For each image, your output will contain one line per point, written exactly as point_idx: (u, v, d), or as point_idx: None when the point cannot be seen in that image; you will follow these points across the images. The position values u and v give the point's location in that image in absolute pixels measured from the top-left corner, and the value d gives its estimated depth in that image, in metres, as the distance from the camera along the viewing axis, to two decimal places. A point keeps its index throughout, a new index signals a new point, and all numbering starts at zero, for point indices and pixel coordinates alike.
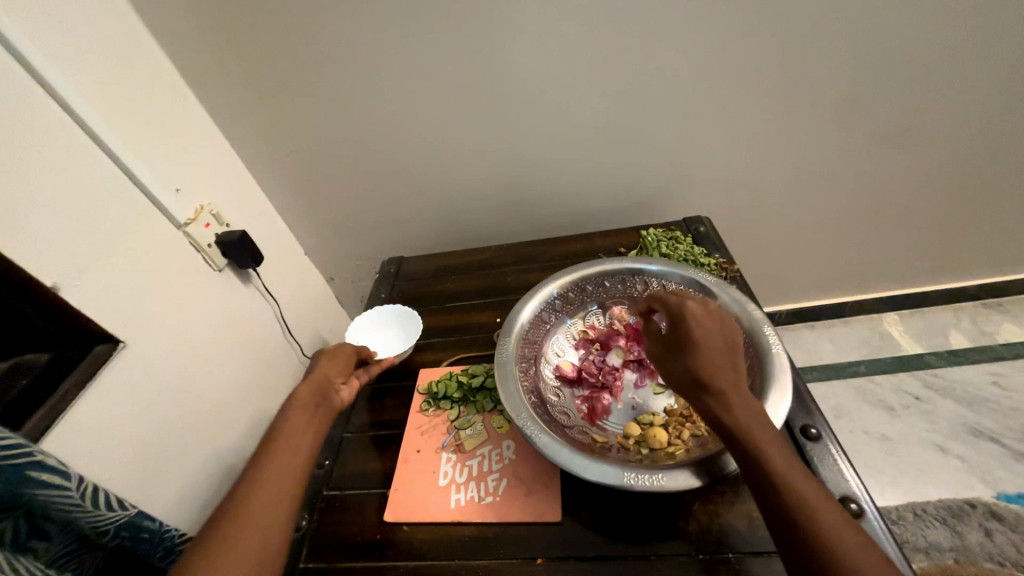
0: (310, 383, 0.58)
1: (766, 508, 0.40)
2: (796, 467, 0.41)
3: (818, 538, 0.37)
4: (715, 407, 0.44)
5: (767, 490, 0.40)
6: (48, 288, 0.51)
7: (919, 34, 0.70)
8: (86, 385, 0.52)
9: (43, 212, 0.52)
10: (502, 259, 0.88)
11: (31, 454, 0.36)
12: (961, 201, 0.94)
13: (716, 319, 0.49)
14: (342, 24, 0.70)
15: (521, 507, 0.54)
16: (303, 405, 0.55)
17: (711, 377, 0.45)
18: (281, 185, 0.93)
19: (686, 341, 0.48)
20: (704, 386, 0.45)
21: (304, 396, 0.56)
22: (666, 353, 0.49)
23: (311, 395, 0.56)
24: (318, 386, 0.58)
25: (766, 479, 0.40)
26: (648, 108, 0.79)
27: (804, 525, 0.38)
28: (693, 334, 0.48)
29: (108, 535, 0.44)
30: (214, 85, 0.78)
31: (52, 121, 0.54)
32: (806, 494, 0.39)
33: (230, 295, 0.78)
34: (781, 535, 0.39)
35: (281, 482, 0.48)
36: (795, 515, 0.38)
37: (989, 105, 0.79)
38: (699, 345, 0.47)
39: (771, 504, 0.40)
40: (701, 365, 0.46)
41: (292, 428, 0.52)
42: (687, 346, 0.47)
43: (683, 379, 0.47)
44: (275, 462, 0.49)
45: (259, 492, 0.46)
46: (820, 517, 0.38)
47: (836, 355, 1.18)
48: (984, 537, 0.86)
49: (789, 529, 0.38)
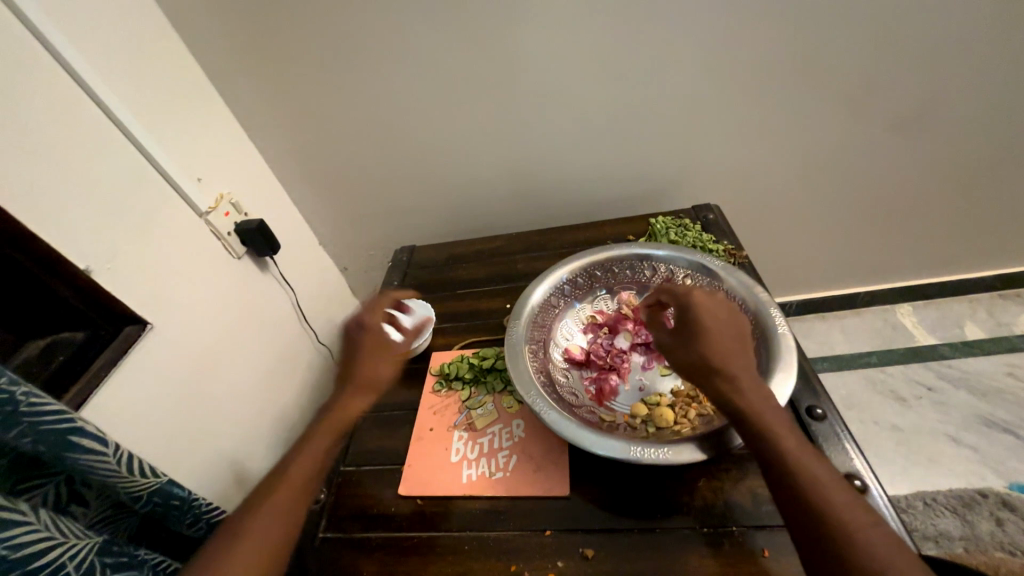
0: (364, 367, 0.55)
1: (774, 482, 0.41)
2: (802, 444, 0.42)
3: (824, 509, 0.38)
4: (725, 389, 0.46)
5: (774, 465, 0.42)
6: (81, 271, 0.54)
7: (933, 18, 0.70)
8: (117, 364, 0.55)
9: (74, 198, 0.54)
10: (513, 248, 0.89)
11: (73, 420, 0.38)
12: (977, 189, 0.93)
13: (725, 307, 0.51)
14: (355, 15, 0.72)
15: (531, 482, 0.56)
16: (351, 395, 0.53)
17: (721, 359, 0.47)
18: (297, 176, 0.96)
19: (699, 326, 0.49)
20: (714, 368, 0.46)
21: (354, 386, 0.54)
22: (675, 338, 0.50)
23: (362, 385, 0.54)
24: (372, 371, 0.55)
25: (773, 454, 0.42)
26: (658, 96, 0.79)
27: (811, 497, 0.39)
28: (705, 320, 0.49)
29: (141, 501, 0.45)
30: (232, 77, 0.81)
31: (79, 109, 0.57)
32: (812, 469, 0.41)
33: (248, 281, 0.80)
34: (787, 508, 0.40)
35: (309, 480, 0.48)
36: (802, 488, 0.40)
37: (1007, 90, 0.77)
38: (711, 330, 0.48)
39: (778, 479, 0.41)
40: (712, 348, 0.47)
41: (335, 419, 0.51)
42: (699, 331, 0.48)
43: (693, 362, 0.48)
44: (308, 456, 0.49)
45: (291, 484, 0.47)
46: (827, 489, 0.39)
47: (847, 346, 1.18)
48: (995, 526, 0.84)
49: (796, 501, 0.40)
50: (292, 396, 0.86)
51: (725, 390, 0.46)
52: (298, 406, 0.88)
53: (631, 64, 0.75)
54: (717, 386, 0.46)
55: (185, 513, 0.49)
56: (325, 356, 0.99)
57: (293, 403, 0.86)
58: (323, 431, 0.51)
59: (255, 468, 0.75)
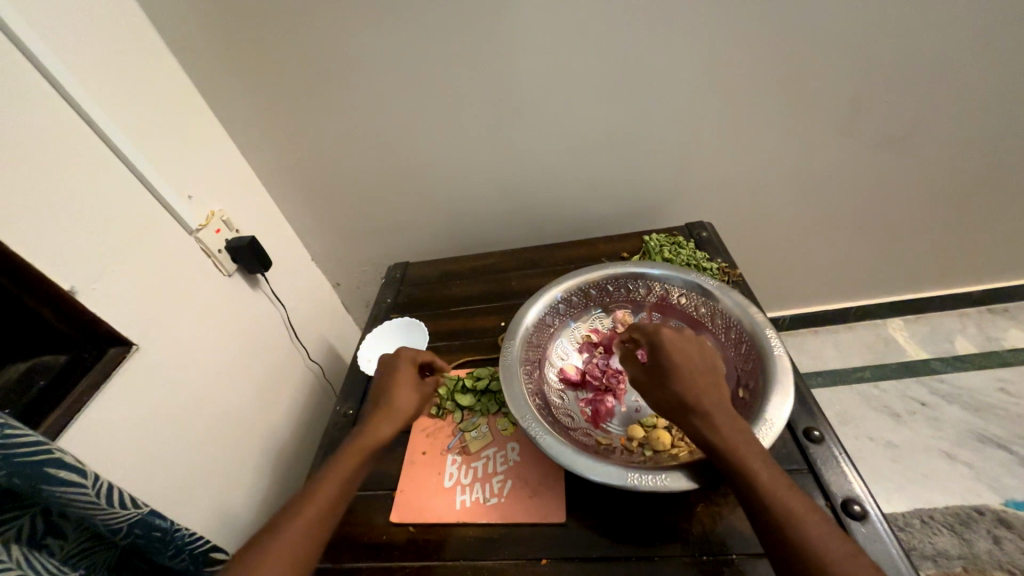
0: (405, 399, 0.57)
1: (761, 525, 0.40)
2: (783, 480, 0.41)
3: (808, 548, 0.38)
4: (702, 427, 0.45)
5: (756, 504, 0.41)
6: (66, 291, 0.52)
7: (914, 43, 0.72)
8: (99, 387, 0.53)
9: (63, 219, 0.54)
10: (507, 265, 0.89)
11: (50, 451, 0.37)
12: (963, 206, 0.94)
13: (695, 341, 0.50)
14: (351, 36, 0.73)
15: (526, 508, 0.55)
16: (391, 426, 0.55)
17: (696, 396, 0.46)
18: (289, 192, 0.95)
19: (669, 365, 0.48)
20: (689, 407, 0.46)
21: (393, 417, 0.55)
22: (650, 377, 0.50)
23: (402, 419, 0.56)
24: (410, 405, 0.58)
25: (752, 492, 0.41)
26: (650, 116, 0.80)
27: (795, 538, 0.38)
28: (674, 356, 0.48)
29: (121, 533, 0.43)
30: (227, 95, 0.81)
31: (68, 123, 0.56)
32: (794, 508, 0.40)
33: (240, 299, 0.80)
34: (775, 551, 0.39)
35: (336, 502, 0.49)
36: (785, 528, 0.39)
37: (988, 111, 0.79)
38: (681, 368, 0.47)
39: (761, 520, 0.40)
40: (686, 386, 0.46)
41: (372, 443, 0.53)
42: (670, 370, 0.48)
43: (669, 401, 0.47)
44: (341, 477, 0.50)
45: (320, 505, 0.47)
46: (809, 528, 0.38)
47: (840, 361, 1.18)
48: (992, 544, 0.85)
49: (781, 543, 0.39)
50: (282, 416, 0.85)
51: (701, 428, 0.45)
52: (288, 427, 0.86)
53: (624, 84, 0.77)
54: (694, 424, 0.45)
55: (166, 545, 0.47)
56: (317, 374, 0.98)
57: (283, 423, 0.84)
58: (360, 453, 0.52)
59: (244, 491, 0.73)
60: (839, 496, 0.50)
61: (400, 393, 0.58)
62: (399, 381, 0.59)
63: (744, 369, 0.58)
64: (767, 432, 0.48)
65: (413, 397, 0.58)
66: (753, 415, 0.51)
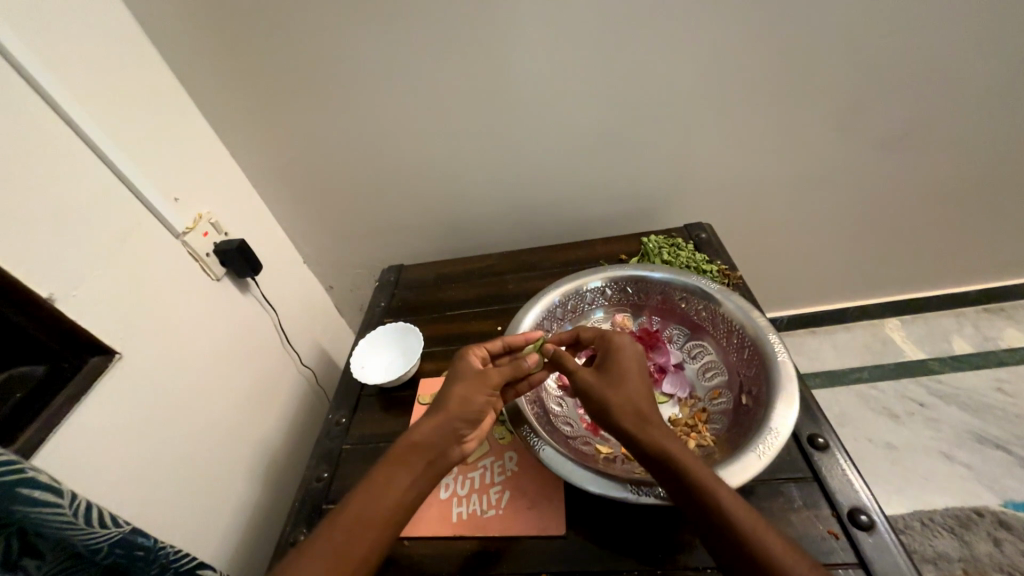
0: (458, 399, 0.51)
1: (721, 543, 0.39)
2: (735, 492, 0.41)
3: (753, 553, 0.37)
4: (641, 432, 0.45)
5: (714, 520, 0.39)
6: (44, 299, 0.50)
7: (913, 42, 0.71)
8: (78, 401, 0.51)
9: (41, 224, 0.52)
10: (503, 267, 0.87)
11: (23, 470, 0.35)
12: (961, 206, 0.94)
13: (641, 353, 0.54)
14: (342, 35, 0.71)
15: (525, 520, 0.53)
16: (439, 430, 0.49)
17: (641, 405, 0.47)
18: (280, 193, 0.93)
19: (617, 371, 0.51)
20: (634, 413, 0.46)
21: (442, 420, 0.49)
22: (599, 384, 0.50)
23: (454, 424, 0.49)
24: (466, 407, 0.51)
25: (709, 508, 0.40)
26: (647, 116, 0.79)
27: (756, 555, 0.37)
28: (621, 363, 0.51)
29: (101, 553, 0.41)
30: (214, 95, 0.79)
31: (43, 121, 0.54)
32: (751, 523, 0.38)
33: (229, 304, 0.77)
34: (738, 572, 0.37)
35: (376, 521, 0.43)
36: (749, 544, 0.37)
37: (986, 111, 0.79)
38: (627, 374, 0.50)
39: (720, 538, 0.39)
40: (631, 389, 0.49)
41: (417, 451, 0.47)
42: (618, 376, 0.50)
43: (618, 411, 0.47)
44: (384, 492, 0.45)
45: (360, 522, 0.43)
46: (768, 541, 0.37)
47: (838, 362, 1.18)
48: (992, 547, 0.85)
49: (744, 561, 0.37)
50: (273, 424, 0.83)
51: (649, 439, 0.44)
52: (280, 434, 0.84)
53: (621, 83, 0.75)
54: (648, 434, 0.45)
55: (150, 564, 0.45)
56: (309, 379, 0.96)
57: (274, 430, 0.82)
58: (405, 462, 0.46)
59: (234, 502, 0.71)
60: (846, 506, 0.49)
61: (454, 392, 0.51)
62: (460, 379, 0.53)
63: (747, 375, 0.57)
64: (772, 442, 0.47)
65: (471, 398, 0.51)
66: (756, 424, 0.50)
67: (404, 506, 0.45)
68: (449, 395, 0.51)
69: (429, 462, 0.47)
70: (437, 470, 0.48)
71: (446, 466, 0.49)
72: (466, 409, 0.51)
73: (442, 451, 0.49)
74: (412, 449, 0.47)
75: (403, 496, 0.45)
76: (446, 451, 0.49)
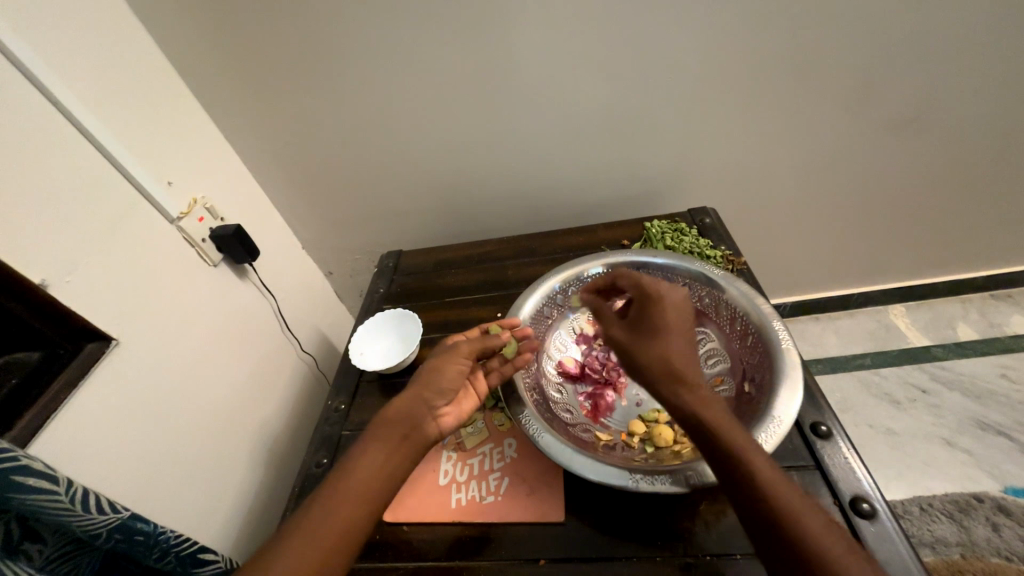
0: (428, 372, 0.53)
1: (748, 511, 0.39)
2: (769, 461, 0.40)
3: (792, 524, 0.37)
4: (690, 396, 0.44)
5: (744, 488, 0.39)
6: (37, 286, 0.50)
7: (934, 19, 0.68)
8: (77, 386, 0.51)
9: (34, 213, 0.51)
10: (503, 253, 0.86)
11: (15, 459, 0.35)
12: (974, 190, 0.91)
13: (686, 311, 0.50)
14: (337, 14, 0.68)
15: (523, 506, 0.54)
16: (410, 400, 0.50)
17: (682, 369, 0.45)
18: (277, 178, 0.91)
19: (652, 327, 0.48)
20: (671, 375, 0.45)
21: (413, 392, 0.51)
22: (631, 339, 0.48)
23: (424, 395, 0.51)
24: (436, 378, 0.52)
25: (741, 476, 0.40)
26: (653, 98, 0.77)
27: (786, 527, 0.37)
28: (659, 321, 0.48)
29: (101, 538, 0.41)
30: (207, 78, 0.76)
31: (28, 102, 0.52)
32: (784, 496, 0.38)
33: (228, 291, 0.77)
34: (770, 541, 0.37)
35: (352, 498, 0.44)
36: (779, 515, 0.37)
37: (1006, 91, 0.76)
38: (666, 332, 0.48)
39: (758, 511, 0.38)
40: (668, 350, 0.46)
41: (392, 425, 0.48)
42: (650, 333, 0.48)
43: (653, 371, 0.46)
44: (359, 468, 0.45)
45: (336, 498, 0.43)
46: (804, 514, 0.37)
47: (841, 348, 1.17)
48: (990, 531, 0.85)
49: (774, 531, 0.37)
50: (274, 408, 0.83)
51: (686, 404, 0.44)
52: (281, 419, 0.84)
53: (627, 63, 0.72)
54: (683, 397, 0.44)
55: (151, 549, 0.45)
56: (309, 365, 0.96)
57: (275, 417, 0.83)
58: (379, 439, 0.47)
59: (235, 486, 0.71)
60: (848, 494, 0.48)
61: (426, 367, 0.53)
62: (434, 355, 0.55)
63: (750, 363, 0.56)
64: (776, 430, 0.47)
65: (442, 369, 0.53)
66: (760, 412, 0.49)
67: (379, 483, 0.45)
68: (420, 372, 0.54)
69: (403, 436, 0.48)
70: (411, 444, 0.48)
71: (420, 441, 0.49)
72: (437, 380, 0.52)
73: (416, 424, 0.49)
74: (383, 424, 0.48)
75: (376, 472, 0.45)
76: (419, 424, 0.49)
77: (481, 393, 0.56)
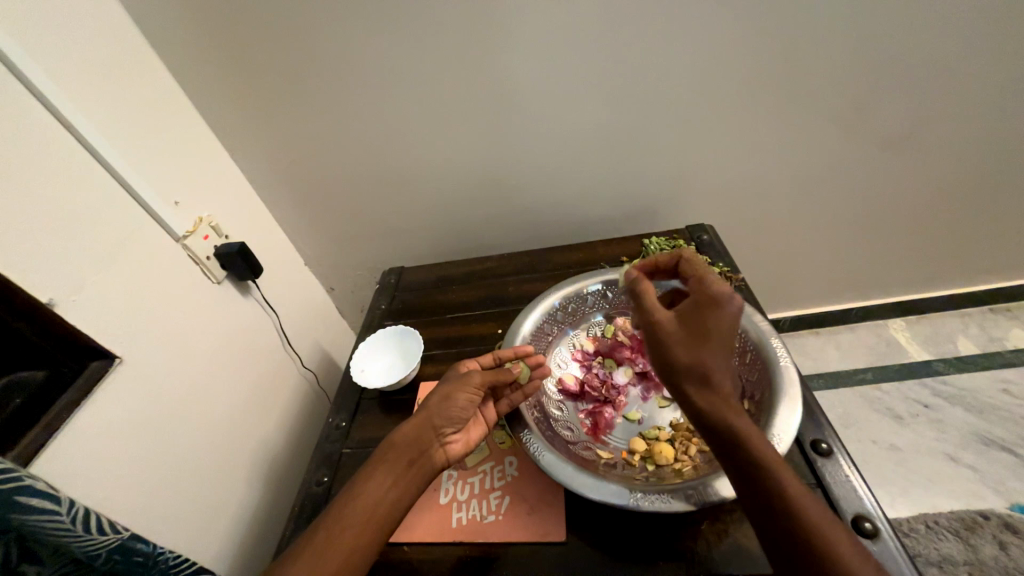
0: (440, 399, 0.52)
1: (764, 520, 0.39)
2: (791, 473, 0.40)
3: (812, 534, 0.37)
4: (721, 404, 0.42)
5: (767, 500, 0.39)
6: (45, 305, 0.50)
7: (917, 43, 0.70)
8: (80, 403, 0.52)
9: (47, 232, 0.52)
10: (504, 269, 0.87)
11: (19, 479, 0.35)
12: (967, 205, 0.93)
13: (737, 310, 0.44)
14: (343, 40, 0.71)
15: (525, 525, 0.53)
16: (417, 427, 0.50)
17: (721, 376, 0.43)
18: (282, 196, 0.93)
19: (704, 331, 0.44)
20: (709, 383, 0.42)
21: (421, 419, 0.51)
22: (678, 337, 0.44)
23: (433, 422, 0.51)
24: (445, 406, 0.52)
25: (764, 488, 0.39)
26: (649, 118, 0.79)
27: (809, 538, 0.37)
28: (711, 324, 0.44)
29: (100, 559, 0.41)
30: (216, 100, 0.79)
31: (44, 128, 0.54)
32: (806, 509, 0.38)
33: (231, 307, 0.78)
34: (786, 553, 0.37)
35: (359, 522, 0.44)
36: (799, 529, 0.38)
37: (990, 112, 0.78)
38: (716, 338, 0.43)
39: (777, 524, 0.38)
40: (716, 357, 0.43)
41: (397, 449, 0.49)
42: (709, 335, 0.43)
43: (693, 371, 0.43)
44: (365, 490, 0.46)
45: (342, 521, 0.44)
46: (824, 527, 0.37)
47: (842, 363, 1.17)
48: (997, 549, 0.84)
49: (792, 544, 0.37)
50: (275, 426, 0.83)
51: (717, 411, 0.42)
52: (281, 435, 0.84)
53: (623, 86, 0.75)
54: (713, 403, 0.42)
55: (149, 570, 0.44)
56: (311, 382, 0.96)
57: (275, 434, 0.82)
58: (387, 463, 0.48)
59: (235, 504, 0.71)
60: (849, 513, 0.48)
61: (437, 394, 0.53)
62: (446, 380, 0.55)
63: (749, 379, 0.57)
64: (775, 448, 0.47)
65: (452, 396, 0.53)
66: (759, 429, 0.49)
67: (386, 508, 0.45)
68: (431, 396, 0.53)
69: (409, 462, 0.49)
70: (417, 470, 0.48)
71: (427, 468, 0.49)
72: (447, 407, 0.52)
73: (423, 450, 0.50)
74: (391, 448, 0.49)
75: (382, 496, 0.46)
76: (426, 451, 0.50)
77: (488, 420, 0.56)
